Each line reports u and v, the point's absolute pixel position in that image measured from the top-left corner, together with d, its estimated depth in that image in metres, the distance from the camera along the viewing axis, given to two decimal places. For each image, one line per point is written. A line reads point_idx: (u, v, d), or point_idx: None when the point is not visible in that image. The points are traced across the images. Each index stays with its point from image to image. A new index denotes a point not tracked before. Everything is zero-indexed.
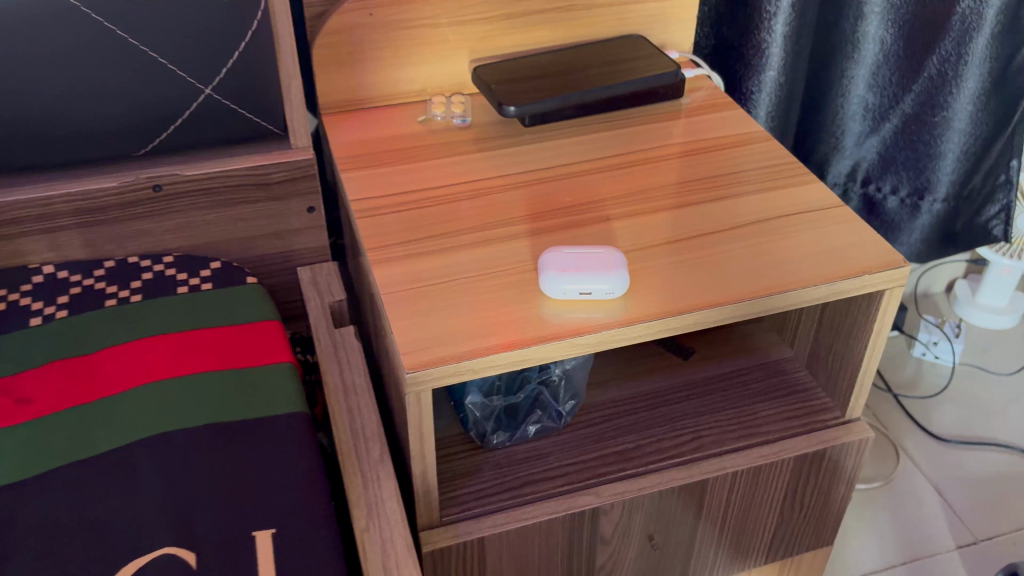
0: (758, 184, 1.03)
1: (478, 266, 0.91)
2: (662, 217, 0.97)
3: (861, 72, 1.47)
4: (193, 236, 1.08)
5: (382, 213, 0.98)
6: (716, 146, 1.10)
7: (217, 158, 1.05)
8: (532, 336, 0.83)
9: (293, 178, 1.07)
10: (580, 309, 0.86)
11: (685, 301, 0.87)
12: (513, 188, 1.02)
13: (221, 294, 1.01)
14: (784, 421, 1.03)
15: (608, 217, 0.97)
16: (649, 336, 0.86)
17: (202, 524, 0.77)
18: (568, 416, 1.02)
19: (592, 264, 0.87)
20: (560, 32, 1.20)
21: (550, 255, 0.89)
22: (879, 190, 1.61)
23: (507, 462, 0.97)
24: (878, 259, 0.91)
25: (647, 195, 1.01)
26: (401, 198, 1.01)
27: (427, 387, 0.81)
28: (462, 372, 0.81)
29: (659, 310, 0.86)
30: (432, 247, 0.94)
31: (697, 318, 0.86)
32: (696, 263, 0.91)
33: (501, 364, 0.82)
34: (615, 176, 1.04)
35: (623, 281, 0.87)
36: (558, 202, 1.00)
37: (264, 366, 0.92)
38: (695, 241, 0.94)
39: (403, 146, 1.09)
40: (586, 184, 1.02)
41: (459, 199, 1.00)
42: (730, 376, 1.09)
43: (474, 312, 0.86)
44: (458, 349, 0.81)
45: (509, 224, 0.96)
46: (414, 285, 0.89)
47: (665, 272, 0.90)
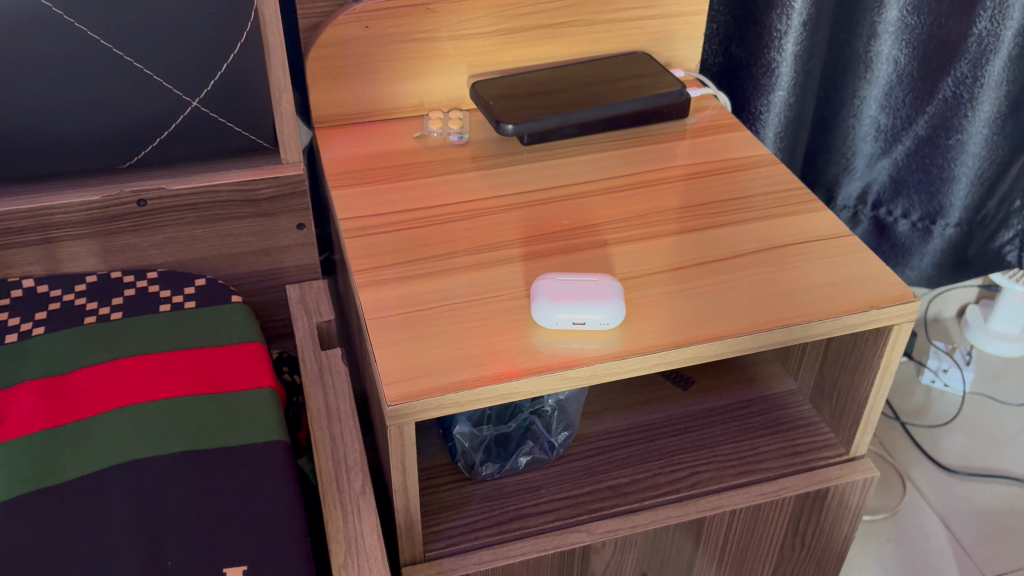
0: (764, 210, 0.99)
1: (470, 292, 0.87)
2: (663, 243, 0.94)
3: (873, 93, 1.44)
4: (179, 252, 1.04)
5: (373, 233, 0.95)
6: (722, 169, 1.06)
7: (204, 172, 1.01)
8: (523, 367, 0.79)
9: (283, 195, 1.03)
10: (573, 340, 0.83)
11: (684, 333, 0.83)
12: (510, 210, 0.98)
13: (205, 313, 0.98)
14: (786, 457, 0.99)
15: (607, 242, 0.94)
16: (646, 370, 0.82)
17: (171, 559, 0.73)
18: (561, 447, 0.98)
19: (587, 292, 0.83)
20: (564, 48, 1.16)
21: (544, 281, 0.85)
22: (890, 213, 1.57)
23: (496, 494, 0.94)
24: (887, 292, 0.87)
25: (648, 220, 0.97)
26: (393, 218, 0.97)
27: (411, 419, 0.77)
28: (447, 405, 0.77)
29: (656, 342, 0.82)
30: (422, 270, 0.90)
31: (696, 351, 0.82)
32: (697, 293, 0.87)
33: (489, 396, 0.79)
34: (616, 198, 1.00)
35: (619, 311, 0.83)
36: (555, 225, 0.96)
37: (245, 391, 0.89)
38: (696, 269, 0.90)
39: (397, 163, 1.06)
40: (585, 207, 0.99)
41: (453, 219, 0.97)
42: (731, 407, 1.05)
43: (463, 340, 0.82)
44: (443, 380, 0.78)
45: (503, 248, 0.93)
46: (402, 310, 0.85)
47: (664, 302, 0.86)
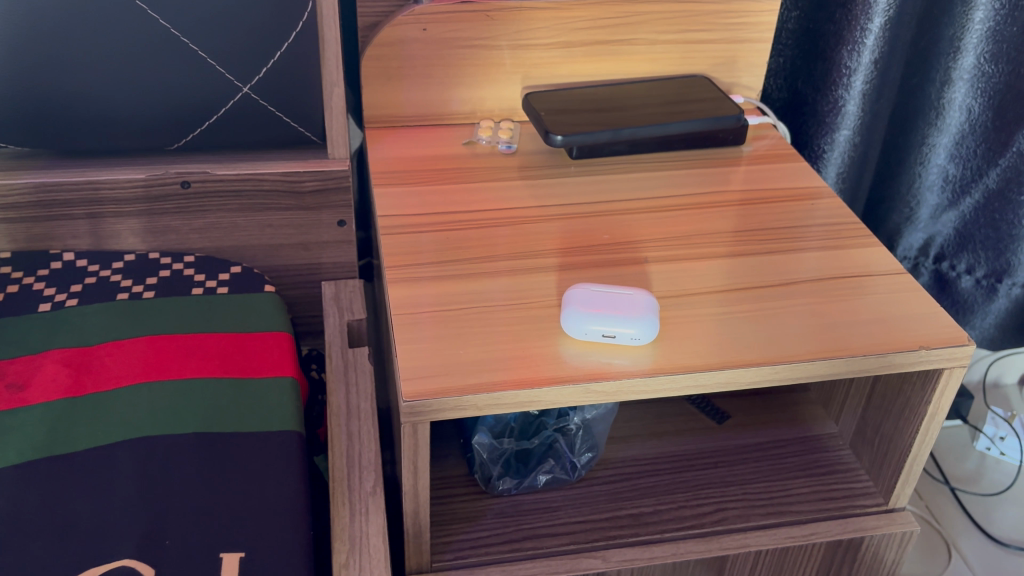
0: (816, 241, 0.95)
1: (503, 297, 0.85)
2: (705, 265, 0.90)
3: (943, 140, 1.38)
4: (219, 238, 1.04)
5: (410, 232, 0.93)
6: (775, 197, 1.03)
7: (251, 160, 1.02)
8: (547, 376, 0.76)
9: (326, 189, 1.02)
10: (602, 353, 0.80)
11: (718, 356, 0.79)
12: (551, 220, 0.96)
13: (236, 299, 0.97)
14: (819, 502, 0.94)
15: (648, 260, 0.91)
16: (674, 392, 0.79)
17: (169, 537, 0.71)
18: (583, 470, 0.95)
19: (622, 307, 0.80)
20: (622, 66, 1.15)
21: (578, 290, 0.83)
22: (953, 268, 1.49)
23: (512, 511, 0.90)
24: (939, 334, 0.82)
25: (693, 242, 0.94)
26: (432, 219, 0.96)
27: (425, 419, 0.75)
28: (463, 407, 0.75)
29: (688, 363, 0.78)
30: (455, 271, 0.88)
31: (729, 376, 0.78)
32: (737, 318, 0.84)
33: (507, 404, 0.76)
34: (662, 219, 0.97)
35: (652, 328, 0.80)
36: (596, 238, 0.94)
37: (266, 378, 0.87)
38: (737, 294, 0.87)
39: (443, 167, 1.05)
40: (628, 223, 0.96)
41: (493, 226, 0.95)
42: (766, 446, 1.00)
43: (488, 343, 0.80)
44: (461, 382, 0.75)
45: (540, 257, 0.90)
46: (430, 308, 0.83)
47: (701, 324, 0.83)
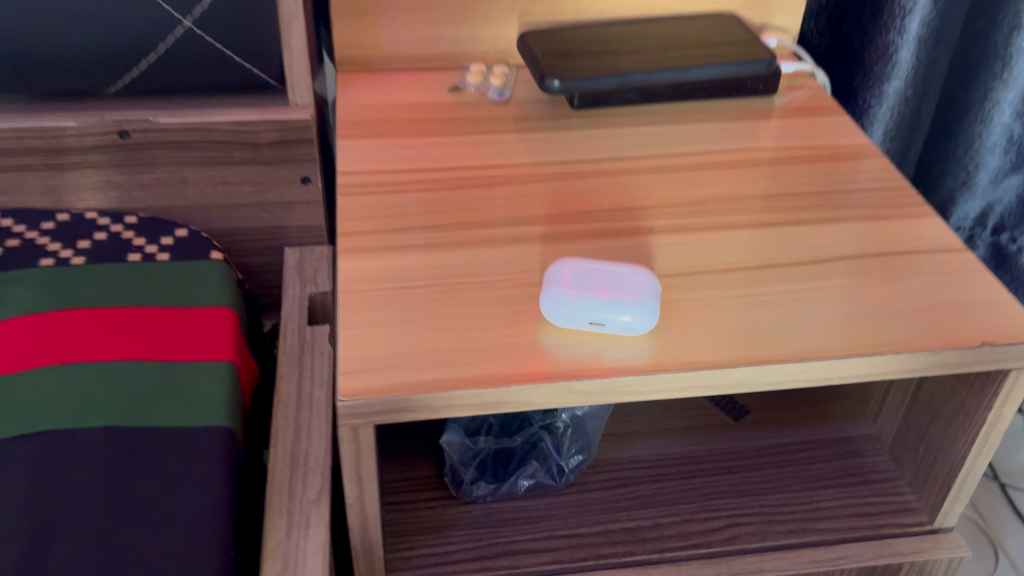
0: (857, 209, 0.80)
1: (475, 272, 0.71)
2: (722, 237, 0.76)
3: (1009, 96, 1.19)
4: (166, 197, 0.92)
5: (376, 191, 0.79)
6: (811, 157, 0.87)
7: (199, 107, 0.88)
8: (518, 372, 0.63)
9: (286, 141, 0.89)
10: (588, 344, 0.66)
11: (731, 352, 0.65)
12: (543, 180, 0.82)
13: (178, 268, 0.84)
14: (850, 519, 0.79)
15: (654, 230, 0.76)
16: (676, 394, 0.65)
17: (55, 558, 0.59)
18: (572, 476, 0.80)
19: (617, 290, 0.66)
20: (636, 2, 0.99)
21: (565, 266, 0.68)
22: (1013, 241, 1.32)
23: (487, 522, 0.77)
24: (1006, 328, 0.67)
25: (710, 209, 0.79)
26: (403, 176, 0.82)
27: (368, 423, 0.62)
28: (413, 409, 0.61)
29: (693, 360, 0.64)
30: (422, 239, 0.74)
31: (742, 376, 0.64)
32: (756, 303, 0.69)
33: (470, 405, 0.62)
34: (675, 181, 0.83)
35: (652, 316, 0.65)
36: (594, 203, 0.79)
37: (197, 363, 0.74)
38: (757, 273, 0.72)
39: (423, 116, 0.91)
40: (633, 185, 0.82)
41: (474, 185, 0.81)
42: (789, 448, 0.86)
43: (451, 329, 0.66)
44: (411, 378, 0.62)
45: (524, 224, 0.76)
46: (387, 284, 0.70)
47: (712, 309, 0.68)
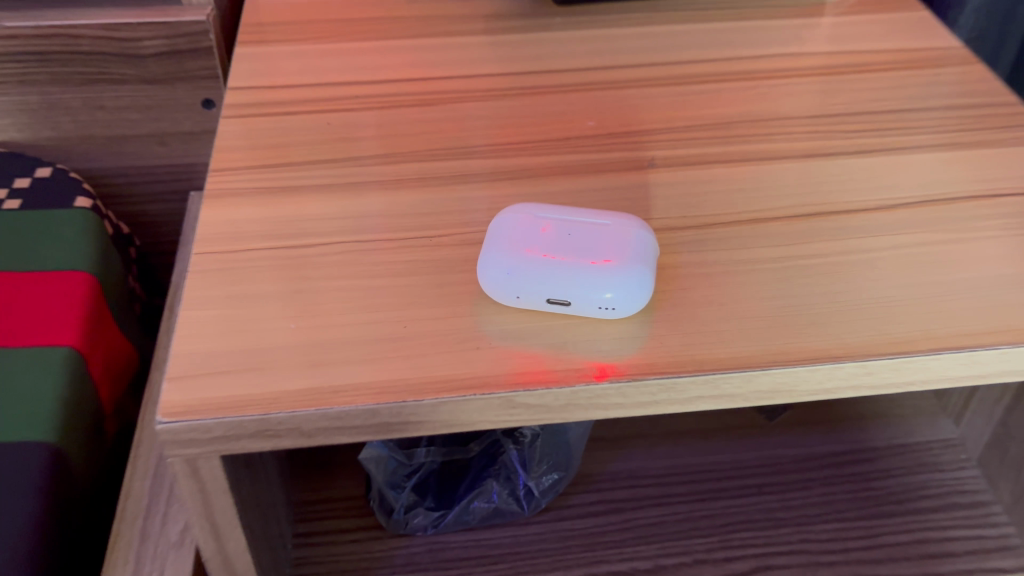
0: (942, 133, 0.57)
1: (395, 226, 0.50)
2: (751, 172, 0.53)
3: None
4: (32, 126, 0.71)
5: (276, 112, 0.58)
6: (877, 63, 0.64)
7: (62, 6, 0.67)
8: (437, 378, 0.41)
9: (177, 52, 0.67)
10: (546, 332, 0.44)
11: (760, 347, 0.43)
12: (507, 96, 0.60)
13: (25, 221, 0.62)
14: (925, 562, 0.58)
15: (656, 164, 0.54)
16: (679, 409, 0.43)
17: None
18: (544, 499, 0.59)
19: (590, 254, 0.45)
20: None
21: (516, 215, 0.46)
22: None
23: (428, 564, 0.57)
24: None
25: (737, 135, 0.56)
26: (317, 92, 0.60)
27: (211, 454, 0.42)
28: (275, 434, 0.41)
29: (703, 358, 0.42)
30: (327, 179, 0.53)
31: (776, 381, 0.43)
32: (799, 272, 0.47)
33: (363, 429, 0.41)
34: (691, 97, 0.60)
35: (642, 292, 0.43)
36: (573, 127, 0.57)
37: (22, 353, 0.53)
38: (801, 225, 0.50)
39: (358, 15, 0.68)
40: (630, 102, 0.59)
41: (411, 103, 0.59)
42: (842, 459, 0.64)
43: (347, 311, 0.45)
44: (274, 388, 0.41)
45: (473, 157, 0.54)
46: (264, 244, 0.48)
47: (733, 280, 0.46)
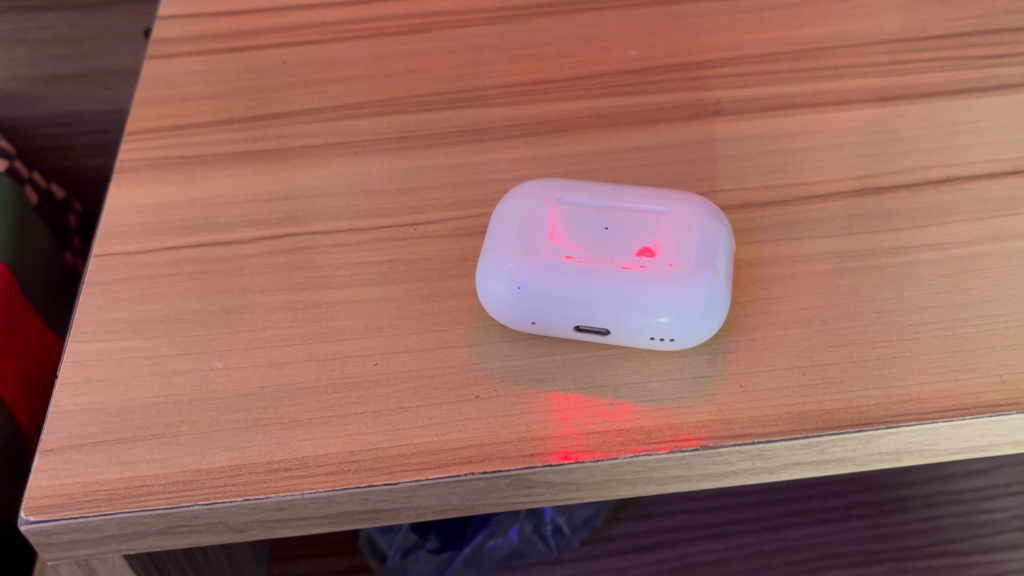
0: None
1: (366, 208, 0.37)
2: (855, 119, 0.39)
3: None
4: None
5: (219, 48, 0.44)
6: None
7: None
8: (420, 446, 0.29)
9: None
10: (574, 370, 0.31)
11: (884, 392, 0.30)
12: (523, 16, 0.45)
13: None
14: None
15: (723, 109, 0.40)
16: (763, 479, 0.30)
17: None
18: (576, 538, 0.52)
19: (633, 254, 0.31)
20: None
21: (531, 200, 0.33)
22: None
23: None
24: None
25: (830, 65, 0.42)
26: (272, 19, 0.46)
27: (109, 554, 0.29)
28: (192, 530, 0.29)
29: (802, 412, 0.29)
30: (279, 141, 0.40)
31: (908, 440, 0.29)
32: (930, 269, 0.33)
33: (317, 520, 0.29)
34: (765, 12, 0.45)
35: (712, 314, 0.30)
36: (610, 59, 0.43)
37: None
38: (929, 196, 0.36)
39: None
40: (686, 20, 0.44)
41: (394, 31, 0.45)
42: None
43: (295, 339, 0.32)
44: (185, 464, 0.29)
45: (475, 105, 0.41)
46: (189, 238, 0.36)
47: (838, 288, 0.33)
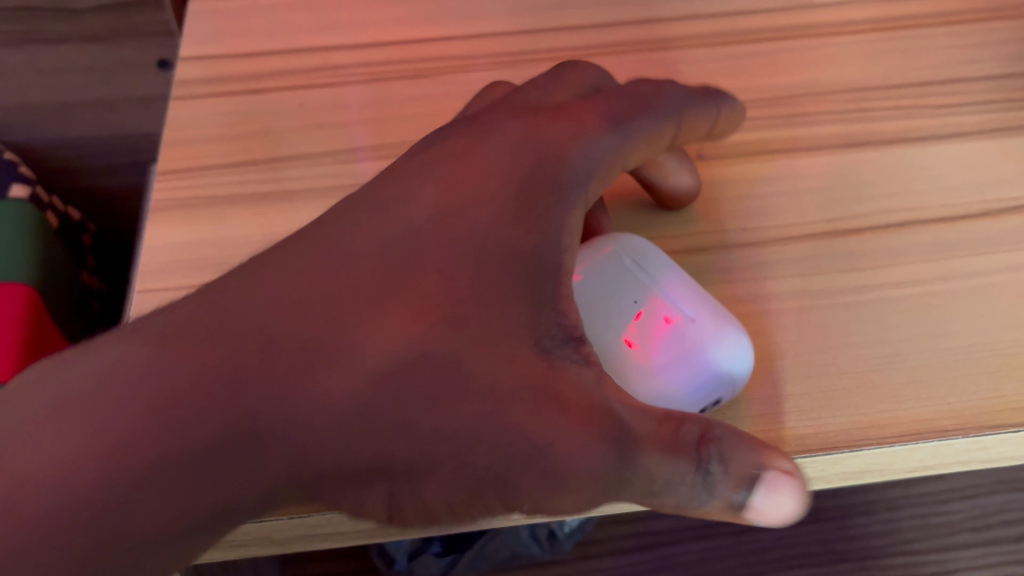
0: None
1: None
2: (822, 164, 0.43)
3: None
4: None
5: (237, 90, 0.47)
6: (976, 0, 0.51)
7: None
8: None
9: None
10: None
11: (849, 418, 0.34)
12: (519, 60, 0.49)
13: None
14: None
15: (705, 155, 0.44)
16: None
17: None
18: (569, 541, 0.57)
19: (649, 318, 0.34)
20: None
21: (604, 245, 0.37)
22: None
23: None
24: None
25: (800, 112, 0.46)
26: (285, 61, 0.49)
27: None
28: (240, 544, 0.32)
29: (776, 437, 0.34)
30: (298, 182, 0.43)
31: (869, 461, 0.34)
32: (889, 306, 0.38)
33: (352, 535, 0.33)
34: (743, 59, 0.49)
35: (730, 376, 0.33)
36: None
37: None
38: (890, 239, 0.40)
39: None
40: (669, 67, 0.48)
41: (401, 75, 0.48)
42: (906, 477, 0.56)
43: None
44: None
45: None
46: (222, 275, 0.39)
47: (808, 324, 0.37)
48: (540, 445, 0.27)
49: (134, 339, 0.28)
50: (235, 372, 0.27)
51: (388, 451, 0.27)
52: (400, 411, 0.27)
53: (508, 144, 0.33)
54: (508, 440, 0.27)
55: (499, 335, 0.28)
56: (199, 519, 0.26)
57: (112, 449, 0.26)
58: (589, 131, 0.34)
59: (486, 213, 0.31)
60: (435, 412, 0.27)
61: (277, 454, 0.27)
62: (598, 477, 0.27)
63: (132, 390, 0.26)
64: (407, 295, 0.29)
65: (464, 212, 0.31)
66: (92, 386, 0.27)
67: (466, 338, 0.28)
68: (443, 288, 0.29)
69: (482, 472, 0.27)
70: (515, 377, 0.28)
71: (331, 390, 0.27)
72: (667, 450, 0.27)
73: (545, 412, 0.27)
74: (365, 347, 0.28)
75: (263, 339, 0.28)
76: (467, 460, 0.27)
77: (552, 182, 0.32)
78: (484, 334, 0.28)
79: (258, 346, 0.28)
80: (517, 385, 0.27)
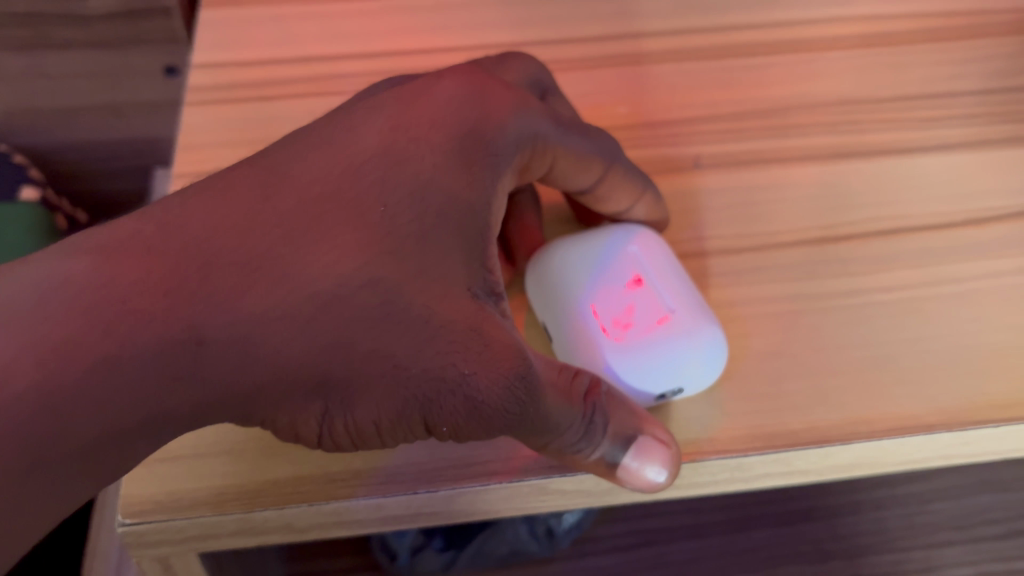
0: None
1: None
2: (815, 173, 0.45)
3: None
4: None
5: (248, 97, 0.49)
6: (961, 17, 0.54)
7: None
8: (455, 459, 0.34)
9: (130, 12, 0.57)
10: None
11: (842, 415, 0.36)
12: None
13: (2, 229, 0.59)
14: None
15: (702, 164, 0.46)
16: (740, 486, 0.36)
17: None
18: (566, 538, 0.58)
19: (641, 314, 0.36)
20: None
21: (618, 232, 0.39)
22: None
23: None
24: None
25: (793, 123, 0.48)
26: (295, 69, 0.50)
27: (185, 551, 0.34)
28: (260, 531, 0.34)
29: (772, 432, 0.35)
30: None
31: (859, 455, 0.36)
32: (880, 309, 0.39)
33: (367, 522, 0.34)
34: (739, 72, 0.50)
35: (711, 366, 0.35)
36: (601, 115, 0.48)
37: None
38: (880, 245, 0.42)
39: None
40: (668, 78, 0.50)
41: None
42: None
43: None
44: (252, 476, 0.33)
45: None
46: None
47: (802, 325, 0.39)
48: (463, 374, 0.28)
49: (77, 255, 0.27)
50: (179, 286, 0.26)
51: (329, 375, 0.28)
52: (347, 335, 0.28)
53: (456, 91, 0.33)
54: (438, 368, 0.28)
55: (437, 275, 0.30)
56: (120, 431, 0.26)
57: (48, 352, 0.24)
58: (527, 109, 0.35)
59: (429, 157, 0.31)
60: (371, 337, 0.28)
61: (213, 373, 0.27)
62: (503, 413, 0.29)
63: (69, 298, 0.25)
64: (347, 222, 0.29)
65: (410, 150, 0.31)
66: (27, 293, 0.25)
67: (404, 271, 0.29)
68: (383, 221, 0.29)
69: (410, 398, 0.28)
70: (453, 313, 0.29)
71: (275, 315, 0.27)
72: (563, 396, 0.31)
73: (479, 352, 0.29)
74: (305, 268, 0.28)
75: (211, 259, 0.27)
76: (393, 394, 0.28)
77: (487, 144, 0.33)
78: (428, 271, 0.29)
79: (201, 266, 0.27)
80: (450, 321, 0.29)
